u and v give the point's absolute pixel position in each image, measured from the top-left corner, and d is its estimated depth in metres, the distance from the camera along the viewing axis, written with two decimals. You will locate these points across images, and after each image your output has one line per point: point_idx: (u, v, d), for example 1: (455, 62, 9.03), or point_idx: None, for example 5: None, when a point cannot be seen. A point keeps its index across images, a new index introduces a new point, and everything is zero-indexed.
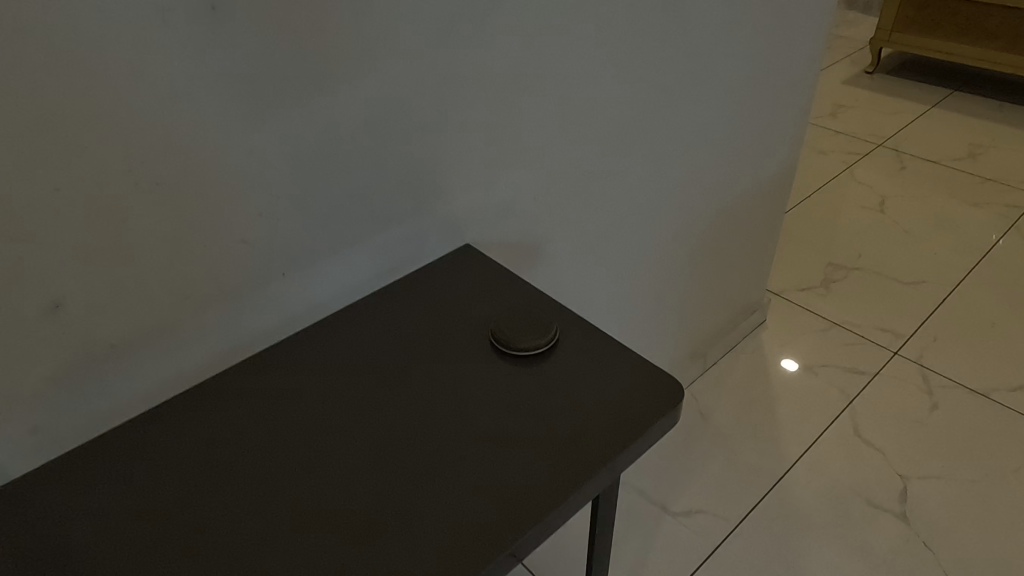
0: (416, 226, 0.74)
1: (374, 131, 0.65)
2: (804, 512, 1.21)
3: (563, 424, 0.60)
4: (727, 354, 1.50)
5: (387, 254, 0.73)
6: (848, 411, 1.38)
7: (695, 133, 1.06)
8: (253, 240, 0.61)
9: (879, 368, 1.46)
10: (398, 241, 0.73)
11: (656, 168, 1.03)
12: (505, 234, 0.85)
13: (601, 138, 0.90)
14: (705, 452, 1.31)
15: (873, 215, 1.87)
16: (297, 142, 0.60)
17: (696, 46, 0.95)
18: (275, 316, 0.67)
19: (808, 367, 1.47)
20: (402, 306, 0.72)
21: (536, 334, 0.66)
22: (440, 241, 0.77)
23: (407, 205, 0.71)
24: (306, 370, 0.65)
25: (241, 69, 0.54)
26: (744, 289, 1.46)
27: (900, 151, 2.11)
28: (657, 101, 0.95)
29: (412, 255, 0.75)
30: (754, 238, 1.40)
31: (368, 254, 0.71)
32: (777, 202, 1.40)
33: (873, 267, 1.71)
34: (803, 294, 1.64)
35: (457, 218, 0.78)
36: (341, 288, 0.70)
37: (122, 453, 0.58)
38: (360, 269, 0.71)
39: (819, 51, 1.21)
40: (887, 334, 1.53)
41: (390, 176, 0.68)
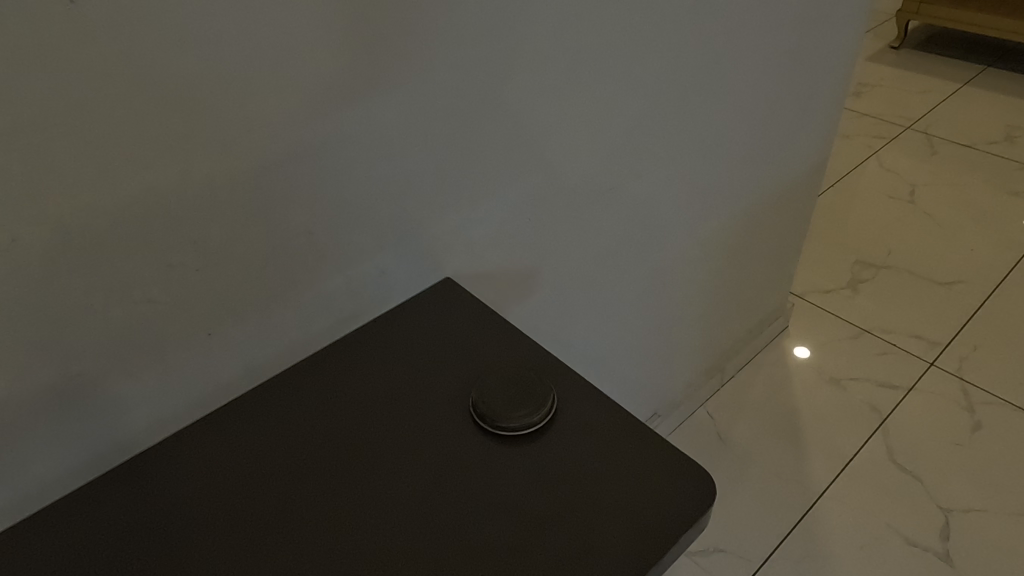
0: (382, 263, 0.61)
1: (321, 152, 0.52)
2: (834, 551, 1.10)
3: (566, 527, 0.48)
4: (746, 365, 1.38)
5: (346, 299, 0.60)
6: (880, 432, 1.26)
7: (716, 131, 0.92)
8: (166, 297, 0.50)
9: (913, 381, 1.33)
10: (359, 283, 0.60)
11: (671, 173, 0.89)
12: (496, 259, 0.72)
13: (609, 142, 0.76)
14: (722, 479, 1.20)
15: (903, 206, 1.72)
16: (218, 178, 0.48)
17: (719, 32, 0.80)
18: (204, 381, 0.55)
19: (835, 380, 1.35)
20: (369, 359, 0.60)
21: (530, 400, 0.54)
22: (415, 275, 0.64)
23: (370, 238, 0.59)
24: (252, 445, 0.54)
25: (129, 86, 0.41)
26: (766, 295, 1.33)
27: (931, 134, 1.95)
28: (674, 97, 0.81)
29: (379, 297, 0.63)
30: (779, 240, 1.26)
31: (322, 301, 0.59)
32: (804, 200, 1.26)
33: (905, 265, 1.57)
34: (828, 296, 1.51)
35: (435, 247, 0.65)
36: (290, 341, 0.59)
37: (19, 563, 0.47)
38: (312, 320, 0.59)
39: (856, 32, 1.06)
40: (921, 342, 1.40)
41: (347, 205, 0.56)
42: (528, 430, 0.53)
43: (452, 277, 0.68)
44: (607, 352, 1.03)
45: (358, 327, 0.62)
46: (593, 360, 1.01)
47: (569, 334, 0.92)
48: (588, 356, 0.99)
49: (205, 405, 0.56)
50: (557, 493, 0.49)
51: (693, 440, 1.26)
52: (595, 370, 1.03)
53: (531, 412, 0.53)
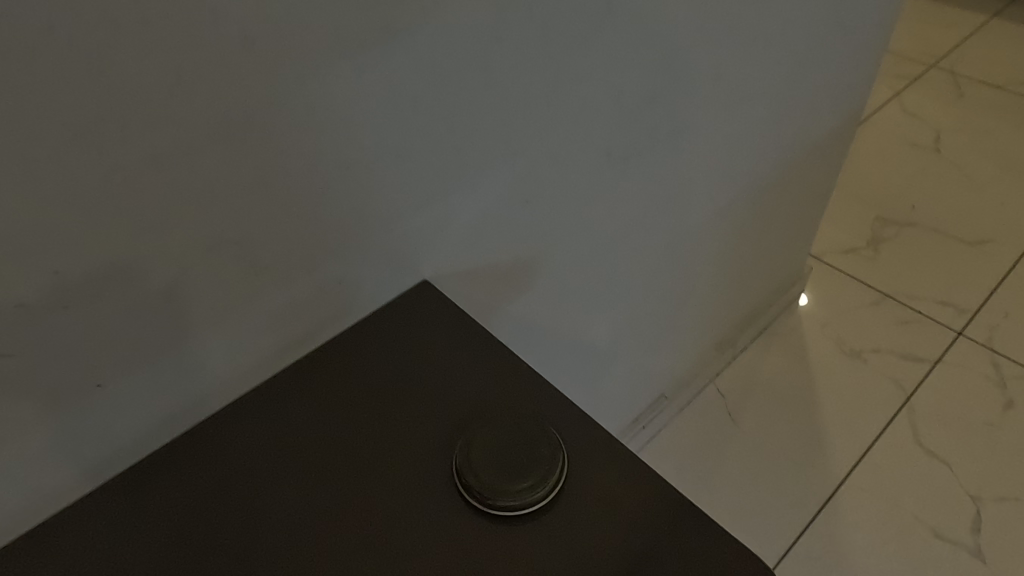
0: (333, 276, 0.48)
1: (239, 142, 0.38)
2: (857, 545, 1.01)
3: None
4: (760, 335, 1.26)
5: (291, 324, 0.48)
6: (904, 411, 1.15)
7: (745, 82, 0.77)
8: (31, 344, 0.37)
9: (940, 354, 1.22)
10: (308, 304, 0.48)
11: (691, 133, 0.75)
12: (484, 252, 0.59)
13: (625, 99, 0.62)
14: (734, 464, 1.10)
15: (928, 155, 1.58)
16: (92, 186, 0.34)
17: None
18: (107, 436, 0.43)
19: (855, 352, 1.24)
20: (330, 391, 0.49)
21: (535, 461, 0.44)
22: (379, 284, 0.51)
23: (315, 246, 0.45)
24: (191, 506, 0.43)
25: None
26: (781, 260, 1.21)
27: (956, 73, 1.79)
28: (701, 41, 0.66)
29: (332, 317, 0.50)
30: (800, 200, 1.13)
31: (259, 330, 0.46)
32: (830, 154, 1.12)
33: (930, 222, 1.44)
34: (847, 257, 1.38)
35: (404, 247, 0.51)
36: (220, 379, 0.46)
37: None
38: (247, 353, 0.47)
39: None
40: (947, 309, 1.28)
41: (280, 206, 0.42)
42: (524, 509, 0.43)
43: (430, 280, 0.54)
44: (612, 336, 0.91)
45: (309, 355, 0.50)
46: (596, 347, 0.89)
47: (569, 322, 0.80)
48: (591, 342, 0.87)
49: (109, 461, 0.44)
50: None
51: (701, 421, 1.15)
52: (599, 355, 0.91)
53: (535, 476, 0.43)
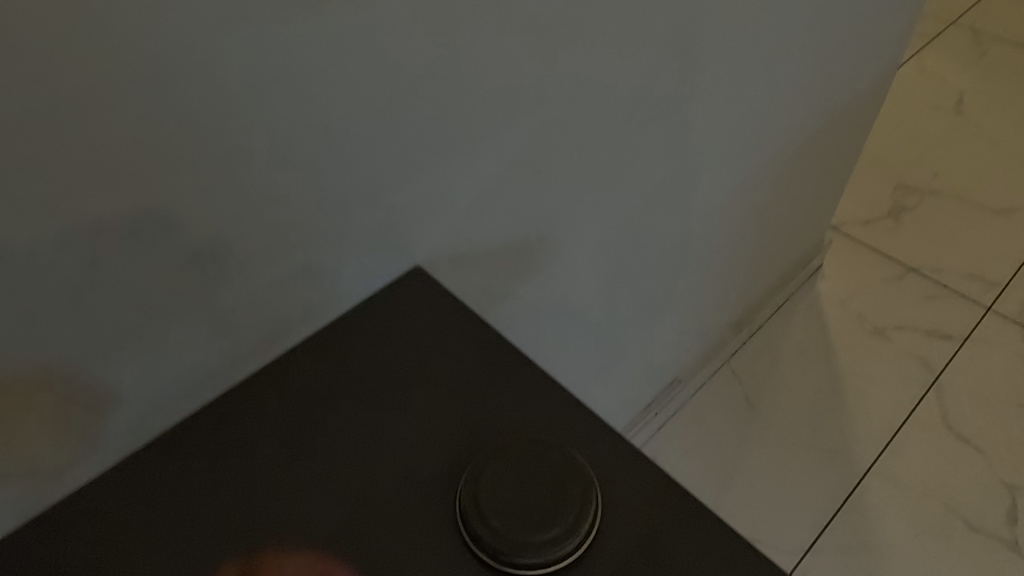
0: (297, 263, 0.41)
1: (162, 104, 0.31)
2: (885, 538, 0.94)
3: None
4: (775, 313, 1.19)
5: (248, 321, 0.42)
6: (932, 394, 1.08)
7: (779, 31, 0.68)
8: None
9: (969, 331, 1.15)
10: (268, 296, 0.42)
11: (721, 90, 0.66)
12: (482, 229, 0.51)
13: (647, 47, 0.53)
14: (750, 451, 1.04)
15: (951, 117, 1.48)
16: None
17: None
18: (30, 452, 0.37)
19: (878, 330, 1.16)
20: (334, 411, 0.43)
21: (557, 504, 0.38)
22: (356, 272, 0.45)
23: (272, 227, 0.39)
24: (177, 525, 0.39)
25: None
26: (799, 233, 1.13)
27: (978, 29, 1.68)
28: None
29: (301, 310, 0.44)
30: (822, 167, 1.04)
31: (210, 327, 0.40)
32: (858, 116, 1.03)
33: (955, 189, 1.35)
34: (868, 228, 1.30)
35: (379, 221, 0.44)
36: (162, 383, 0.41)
37: None
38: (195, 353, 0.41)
39: None
40: (975, 283, 1.21)
41: (224, 183, 0.36)
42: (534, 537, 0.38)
43: (422, 266, 0.48)
44: (629, 319, 0.83)
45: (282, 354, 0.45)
46: (611, 331, 0.81)
47: (583, 305, 0.72)
48: (605, 327, 0.79)
49: (36, 469, 0.38)
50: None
51: (716, 405, 1.09)
52: (615, 340, 0.83)
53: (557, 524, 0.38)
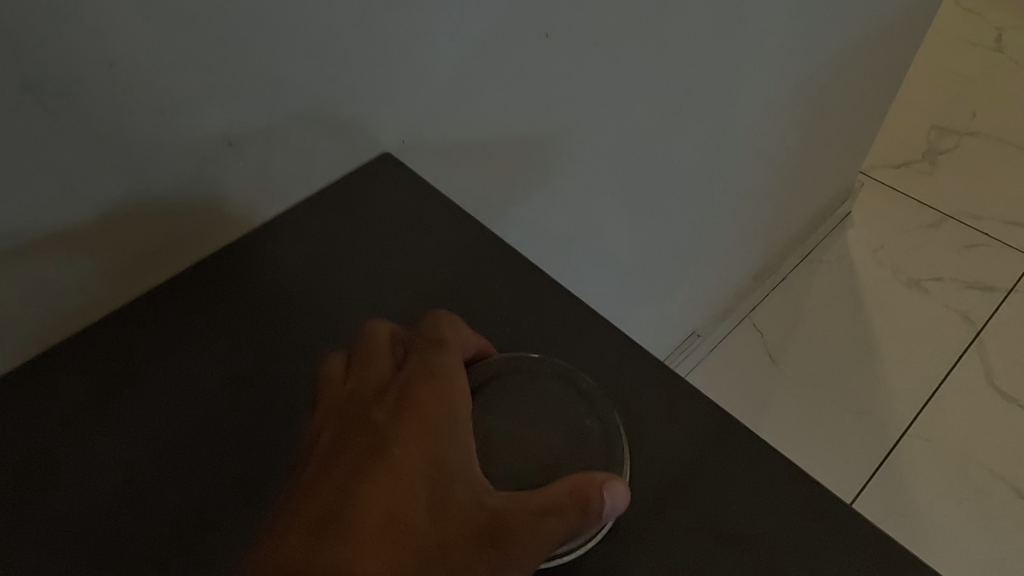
0: (218, 153, 0.33)
1: None
2: (926, 503, 0.86)
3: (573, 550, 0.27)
4: (800, 264, 1.09)
5: (163, 232, 0.34)
6: (973, 350, 0.98)
7: None
8: None
9: (1013, 282, 1.04)
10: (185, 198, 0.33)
11: None
12: (466, 114, 0.41)
13: None
14: (774, 409, 0.95)
15: (990, 55, 1.36)
16: None
17: None
18: None
19: (913, 281, 1.07)
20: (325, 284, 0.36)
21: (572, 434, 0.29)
22: (301, 157, 0.36)
23: (183, 99, 0.30)
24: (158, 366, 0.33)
25: None
26: (827, 175, 1.03)
27: None
28: None
29: (228, 221, 0.36)
30: (857, 99, 0.94)
31: (107, 234, 0.32)
32: (901, 38, 0.93)
33: (995, 130, 1.24)
34: (900, 172, 1.20)
35: (329, 83, 0.34)
36: (53, 306, 0.32)
37: None
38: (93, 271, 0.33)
39: None
40: (1019, 229, 1.10)
41: (110, 21, 0.27)
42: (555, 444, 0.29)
43: (388, 152, 0.39)
44: (647, 258, 0.73)
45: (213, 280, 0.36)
46: (628, 272, 0.71)
47: (598, 238, 0.62)
48: (622, 268, 0.70)
49: None
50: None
51: (737, 361, 1.00)
52: (632, 283, 0.74)
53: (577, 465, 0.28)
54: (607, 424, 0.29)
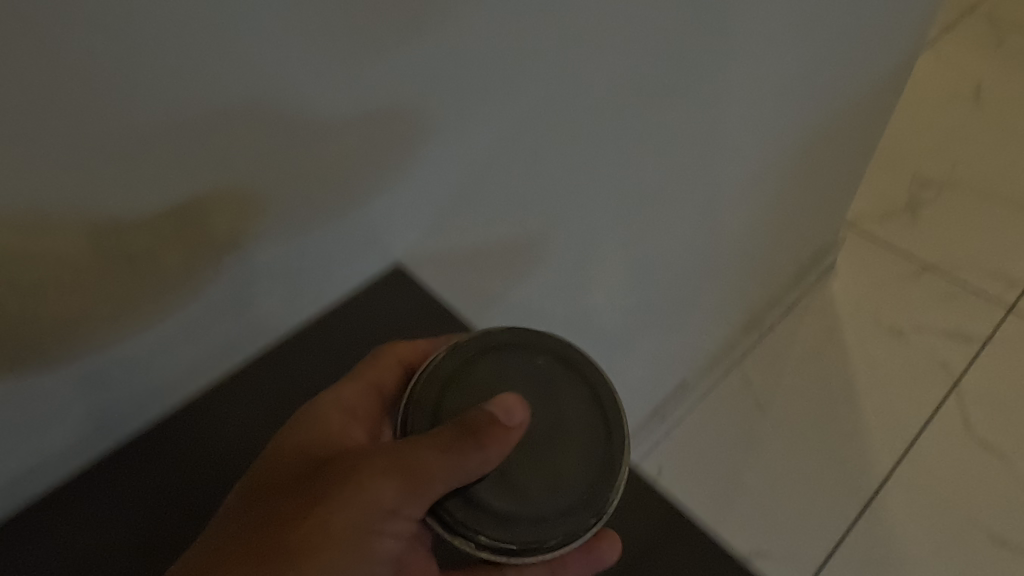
0: (225, 227, 0.31)
1: None
2: (907, 550, 0.90)
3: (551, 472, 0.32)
4: (788, 315, 1.14)
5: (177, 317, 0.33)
6: (953, 398, 1.03)
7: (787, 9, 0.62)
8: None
9: (990, 331, 1.09)
10: (197, 278, 0.32)
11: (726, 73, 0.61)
12: (477, 219, 0.43)
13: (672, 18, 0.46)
14: (762, 456, 0.99)
15: (969, 108, 1.42)
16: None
17: None
18: None
19: (894, 330, 1.12)
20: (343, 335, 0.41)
21: (531, 370, 0.35)
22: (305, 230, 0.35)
23: (194, 179, 0.29)
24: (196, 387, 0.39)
25: None
26: (810, 232, 1.08)
27: (996, 17, 1.61)
28: None
29: (252, 311, 0.36)
30: (833, 163, 0.99)
31: (127, 323, 0.31)
32: (875, 104, 0.99)
33: (974, 182, 1.29)
34: (883, 224, 1.25)
35: None
36: (82, 425, 0.33)
37: None
38: (109, 370, 0.32)
39: None
40: (997, 280, 1.15)
41: None
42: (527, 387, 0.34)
43: (402, 266, 0.40)
44: (636, 319, 0.78)
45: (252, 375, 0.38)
46: (618, 335, 0.77)
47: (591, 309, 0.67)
48: (614, 331, 0.75)
49: None
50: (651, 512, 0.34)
51: (727, 409, 1.04)
52: (622, 343, 0.79)
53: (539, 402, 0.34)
54: (529, 344, 0.35)
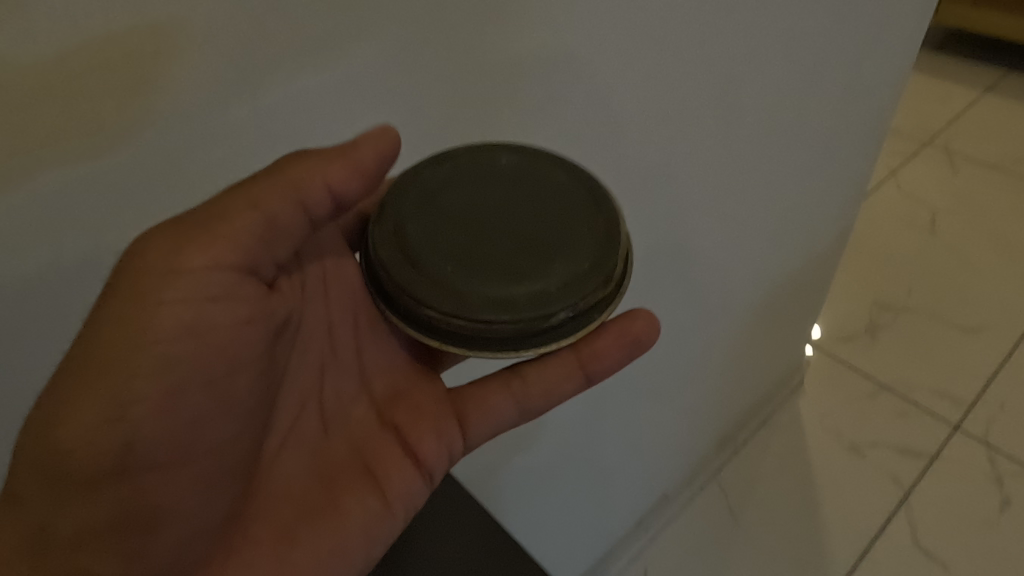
0: (161, 69, 0.35)
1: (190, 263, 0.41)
2: None
3: (514, 228, 0.44)
4: (758, 430, 1.29)
5: (117, 118, 0.35)
6: (902, 510, 1.15)
7: (704, 209, 0.80)
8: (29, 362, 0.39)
9: (937, 448, 1.22)
10: (126, 102, 0.35)
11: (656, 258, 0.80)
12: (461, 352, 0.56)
13: None
14: (731, 563, 1.12)
15: (923, 236, 1.59)
16: None
17: (703, 113, 0.69)
18: None
19: (852, 446, 1.25)
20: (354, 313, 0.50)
21: (488, 161, 0.46)
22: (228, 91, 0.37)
23: (109, 8, 0.33)
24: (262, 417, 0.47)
25: None
26: (770, 358, 1.24)
27: (951, 150, 1.79)
28: (648, 182, 0.69)
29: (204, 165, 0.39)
30: (782, 302, 1.16)
31: (65, 141, 0.34)
32: (814, 251, 1.16)
33: (927, 307, 1.44)
34: (844, 345, 1.40)
35: None
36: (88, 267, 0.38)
37: None
38: (42, 197, 0.34)
39: (866, 77, 0.93)
40: (945, 400, 1.28)
41: None
42: (481, 181, 0.45)
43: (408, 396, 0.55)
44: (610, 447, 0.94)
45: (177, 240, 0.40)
46: None
47: None
48: None
49: None
50: (605, 294, 0.43)
51: (702, 519, 1.18)
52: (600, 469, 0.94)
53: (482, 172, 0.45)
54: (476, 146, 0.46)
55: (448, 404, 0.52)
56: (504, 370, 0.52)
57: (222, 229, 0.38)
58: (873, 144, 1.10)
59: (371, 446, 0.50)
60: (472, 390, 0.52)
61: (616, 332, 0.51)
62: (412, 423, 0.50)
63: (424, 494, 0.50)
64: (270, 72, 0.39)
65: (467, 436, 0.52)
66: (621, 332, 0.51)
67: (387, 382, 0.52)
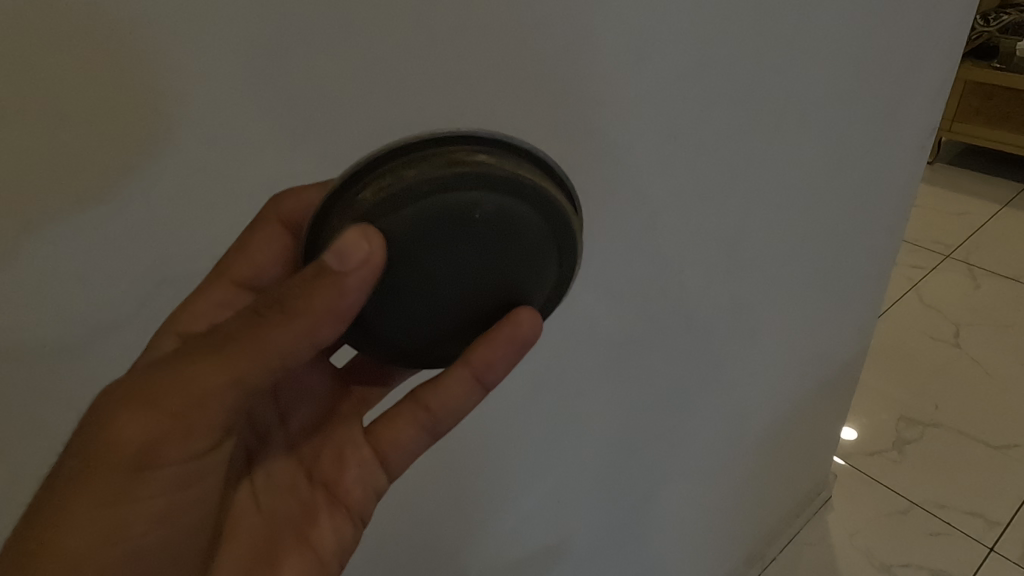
0: (238, 66, 0.39)
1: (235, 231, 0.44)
2: None
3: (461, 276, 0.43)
4: (785, 547, 1.27)
5: (22, 88, 0.34)
6: None
7: (709, 320, 0.84)
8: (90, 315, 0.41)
9: (971, 572, 1.17)
10: (63, 67, 0.34)
11: (663, 367, 0.83)
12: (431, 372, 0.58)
13: (574, 331, 0.68)
14: None
15: (948, 349, 1.58)
16: None
17: (704, 232, 0.74)
18: None
19: (883, 565, 1.21)
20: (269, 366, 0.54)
21: (450, 195, 0.39)
22: (215, 82, 0.38)
23: (195, 20, 0.36)
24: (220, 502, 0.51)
25: (81, 74, 0.35)
26: (797, 472, 1.22)
27: (972, 264, 1.81)
28: (648, 295, 0.73)
29: (259, 162, 0.42)
30: (802, 413, 1.16)
31: (95, 109, 0.36)
32: (834, 363, 1.17)
33: (956, 422, 1.42)
34: (872, 460, 1.37)
35: None
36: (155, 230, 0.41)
37: None
38: (82, 164, 0.37)
39: (867, 196, 0.98)
40: (977, 521, 1.25)
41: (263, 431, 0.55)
42: (439, 226, 0.40)
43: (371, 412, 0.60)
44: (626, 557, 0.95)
45: (105, 239, 0.39)
46: None
47: None
48: None
49: None
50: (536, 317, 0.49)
51: None
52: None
53: (442, 208, 0.39)
54: (441, 176, 0.38)
55: (366, 445, 0.55)
56: (411, 398, 0.54)
57: (199, 380, 0.38)
58: (884, 263, 1.14)
59: (305, 504, 0.54)
60: (383, 427, 0.55)
61: (504, 340, 0.46)
62: (335, 474, 0.55)
63: (359, 533, 0.55)
64: (309, 136, 0.43)
65: (390, 473, 0.55)
66: (510, 339, 0.46)
67: (301, 419, 0.56)
